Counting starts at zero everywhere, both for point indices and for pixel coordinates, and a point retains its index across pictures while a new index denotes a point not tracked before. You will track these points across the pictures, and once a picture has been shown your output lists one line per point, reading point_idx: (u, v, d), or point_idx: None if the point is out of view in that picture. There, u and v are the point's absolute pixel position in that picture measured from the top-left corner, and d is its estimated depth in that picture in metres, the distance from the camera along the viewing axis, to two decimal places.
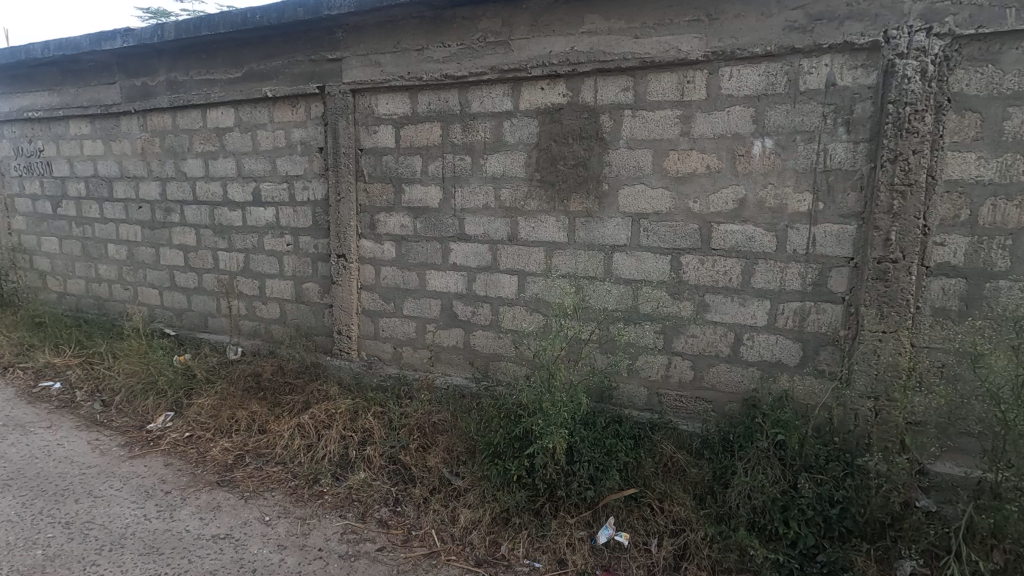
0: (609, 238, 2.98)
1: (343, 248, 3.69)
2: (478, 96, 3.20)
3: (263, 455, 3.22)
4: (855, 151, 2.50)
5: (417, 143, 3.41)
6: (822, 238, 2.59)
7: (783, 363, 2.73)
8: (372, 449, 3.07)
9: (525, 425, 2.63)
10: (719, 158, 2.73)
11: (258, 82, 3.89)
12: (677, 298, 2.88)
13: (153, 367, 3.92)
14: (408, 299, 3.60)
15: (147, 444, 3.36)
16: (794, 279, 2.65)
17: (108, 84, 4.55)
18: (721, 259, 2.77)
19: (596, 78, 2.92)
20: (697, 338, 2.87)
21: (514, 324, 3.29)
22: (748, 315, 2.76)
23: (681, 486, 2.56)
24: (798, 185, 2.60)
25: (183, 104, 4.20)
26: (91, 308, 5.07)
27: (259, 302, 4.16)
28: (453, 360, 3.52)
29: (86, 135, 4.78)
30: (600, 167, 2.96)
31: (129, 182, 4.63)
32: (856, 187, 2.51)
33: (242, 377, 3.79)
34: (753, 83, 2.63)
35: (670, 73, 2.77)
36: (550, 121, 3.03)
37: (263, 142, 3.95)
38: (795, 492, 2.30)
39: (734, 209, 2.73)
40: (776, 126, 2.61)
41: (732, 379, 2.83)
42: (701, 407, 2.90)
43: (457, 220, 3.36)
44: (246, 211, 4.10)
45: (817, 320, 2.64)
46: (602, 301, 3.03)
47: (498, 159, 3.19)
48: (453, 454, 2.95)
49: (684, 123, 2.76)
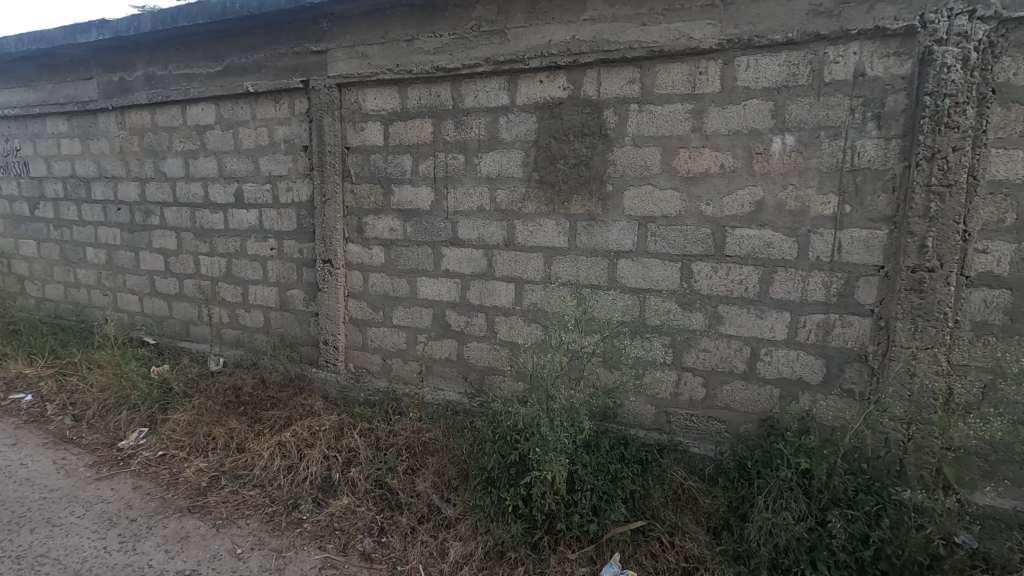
0: (614, 243, 2.74)
1: (329, 253, 3.46)
2: (472, 90, 2.97)
3: (241, 477, 2.99)
4: (886, 147, 2.26)
5: (407, 141, 3.18)
6: (848, 245, 2.35)
7: (804, 382, 2.49)
8: (356, 472, 2.84)
9: (522, 450, 2.41)
10: (734, 157, 2.49)
11: (240, 77, 3.66)
12: (687, 308, 2.64)
13: (127, 380, 3.68)
14: (397, 308, 3.36)
15: (116, 465, 3.12)
16: (817, 289, 2.42)
17: (85, 80, 4.32)
18: (736, 267, 2.54)
19: (600, 70, 2.68)
20: (710, 352, 2.63)
21: (511, 336, 3.05)
22: (767, 329, 2.52)
23: (692, 518, 2.32)
24: (822, 186, 2.36)
25: (162, 100, 3.97)
26: (70, 314, 4.84)
27: (242, 309, 3.93)
28: (446, 374, 3.28)
29: (63, 134, 4.55)
30: (603, 167, 2.72)
31: (107, 183, 4.40)
32: (887, 188, 2.27)
33: (222, 390, 3.55)
34: (772, 73, 2.39)
35: (681, 64, 2.53)
36: (549, 116, 2.80)
37: (245, 141, 3.73)
38: (824, 531, 2.07)
39: (751, 213, 2.49)
40: (798, 120, 2.37)
41: (749, 398, 2.59)
42: (714, 427, 2.66)
43: (450, 223, 3.12)
44: (228, 213, 3.87)
45: (843, 334, 2.40)
46: (606, 312, 2.79)
47: (493, 158, 2.95)
48: (444, 478, 2.72)
49: (695, 118, 2.53)
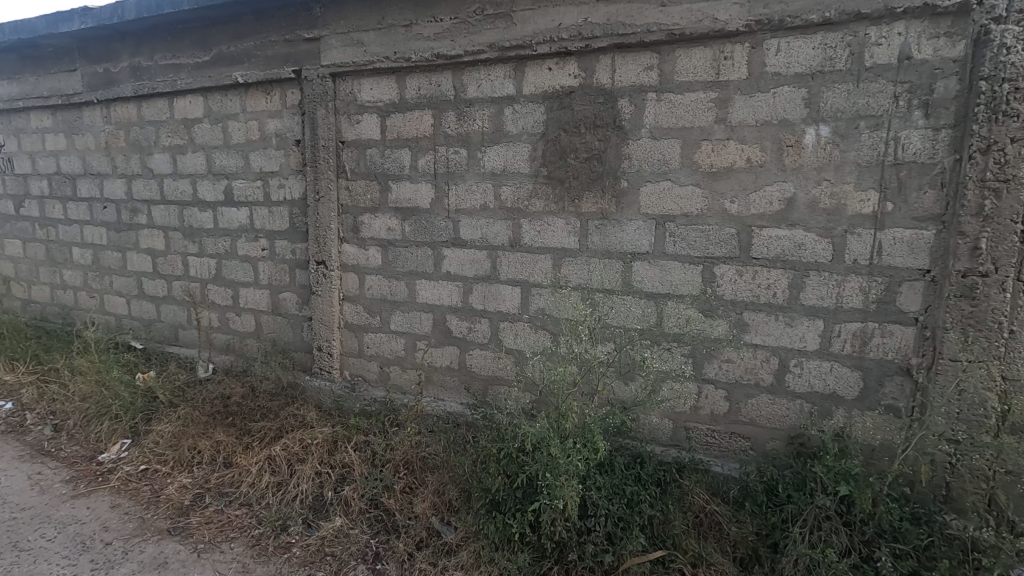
0: (629, 244, 2.53)
1: (323, 254, 3.26)
2: (475, 79, 2.76)
3: (227, 495, 2.78)
4: (934, 139, 2.03)
5: (405, 134, 2.97)
6: (890, 246, 2.13)
7: (839, 397, 2.27)
8: (350, 490, 2.64)
9: (530, 472, 2.20)
10: (763, 149, 2.27)
11: (229, 67, 3.45)
12: (710, 316, 2.43)
13: (110, 389, 3.47)
14: (395, 313, 3.15)
15: (95, 481, 2.92)
16: (854, 295, 2.20)
17: (69, 72, 4.12)
18: (764, 270, 2.32)
19: (614, 56, 2.47)
20: (734, 363, 2.42)
21: (516, 343, 2.84)
22: (797, 338, 2.30)
23: (718, 547, 2.11)
24: (861, 182, 2.14)
25: (148, 93, 3.76)
26: (56, 316, 4.64)
27: (232, 313, 3.73)
28: (447, 383, 3.07)
29: (47, 129, 4.35)
30: (617, 162, 2.51)
31: (93, 180, 4.20)
32: (935, 184, 2.05)
33: (210, 400, 3.36)
34: (805, 58, 2.17)
35: (704, 48, 2.31)
36: (559, 107, 2.59)
37: (235, 135, 3.52)
38: (870, 568, 1.89)
39: (780, 211, 2.27)
40: (834, 110, 2.15)
41: (776, 413, 2.37)
42: (737, 444, 2.45)
43: (451, 222, 2.91)
44: (218, 212, 3.66)
45: (883, 345, 2.18)
46: (620, 319, 2.58)
47: (498, 153, 2.74)
48: (444, 498, 2.51)
49: (719, 107, 2.31)
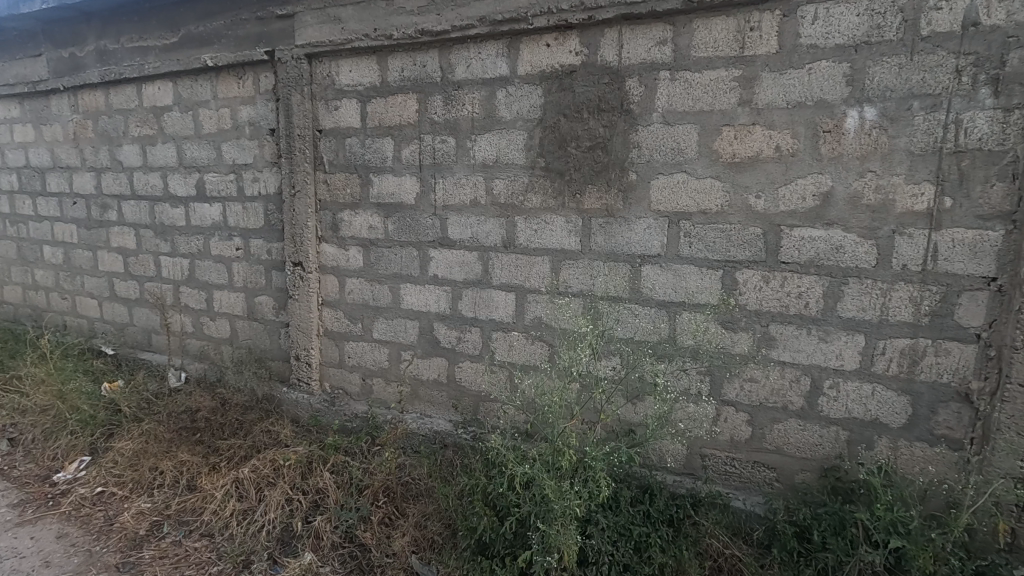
0: (638, 245, 2.21)
1: (299, 255, 2.97)
2: (464, 58, 2.44)
3: (187, 524, 2.49)
4: (1004, 121, 1.70)
5: (387, 121, 2.66)
6: (947, 249, 1.80)
7: (882, 425, 1.94)
8: (322, 521, 2.34)
9: (523, 512, 1.90)
10: (795, 136, 1.94)
11: (198, 49, 3.16)
12: (731, 328, 2.11)
13: (72, 400, 3.20)
14: (378, 320, 2.85)
15: (44, 506, 2.64)
16: (903, 307, 1.87)
17: (35, 57, 3.83)
18: (795, 276, 1.99)
19: (621, 29, 2.14)
20: (758, 383, 2.10)
21: (511, 356, 2.53)
22: (833, 355, 1.98)
23: None
24: (913, 173, 1.81)
25: (114, 79, 3.47)
26: (29, 319, 4.37)
27: (206, 318, 3.44)
28: (434, 399, 2.76)
29: (15, 119, 4.07)
30: (624, 151, 2.19)
31: (61, 174, 3.93)
32: (1004, 175, 1.72)
33: (178, 414, 3.07)
34: (848, 27, 1.84)
35: (725, 18, 1.99)
36: (558, 88, 2.27)
37: (205, 124, 3.23)
38: None
39: (815, 208, 1.94)
40: (882, 88, 1.82)
41: (807, 441, 2.05)
42: (761, 475, 2.13)
43: (437, 220, 2.60)
44: (189, 208, 3.38)
45: (937, 366, 1.85)
46: (627, 330, 2.27)
47: (490, 141, 2.42)
48: (427, 533, 2.21)
49: (744, 87, 1.99)
